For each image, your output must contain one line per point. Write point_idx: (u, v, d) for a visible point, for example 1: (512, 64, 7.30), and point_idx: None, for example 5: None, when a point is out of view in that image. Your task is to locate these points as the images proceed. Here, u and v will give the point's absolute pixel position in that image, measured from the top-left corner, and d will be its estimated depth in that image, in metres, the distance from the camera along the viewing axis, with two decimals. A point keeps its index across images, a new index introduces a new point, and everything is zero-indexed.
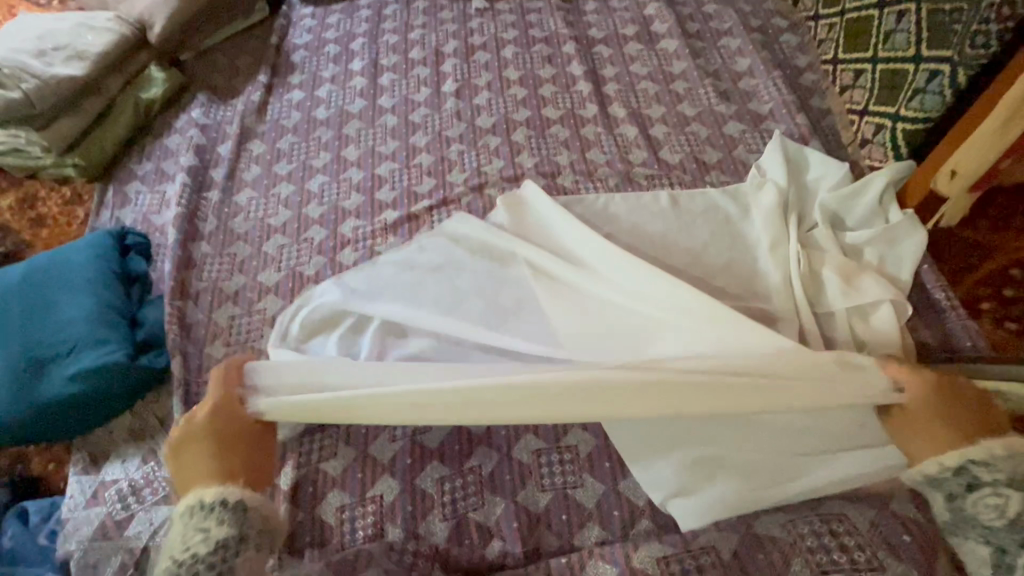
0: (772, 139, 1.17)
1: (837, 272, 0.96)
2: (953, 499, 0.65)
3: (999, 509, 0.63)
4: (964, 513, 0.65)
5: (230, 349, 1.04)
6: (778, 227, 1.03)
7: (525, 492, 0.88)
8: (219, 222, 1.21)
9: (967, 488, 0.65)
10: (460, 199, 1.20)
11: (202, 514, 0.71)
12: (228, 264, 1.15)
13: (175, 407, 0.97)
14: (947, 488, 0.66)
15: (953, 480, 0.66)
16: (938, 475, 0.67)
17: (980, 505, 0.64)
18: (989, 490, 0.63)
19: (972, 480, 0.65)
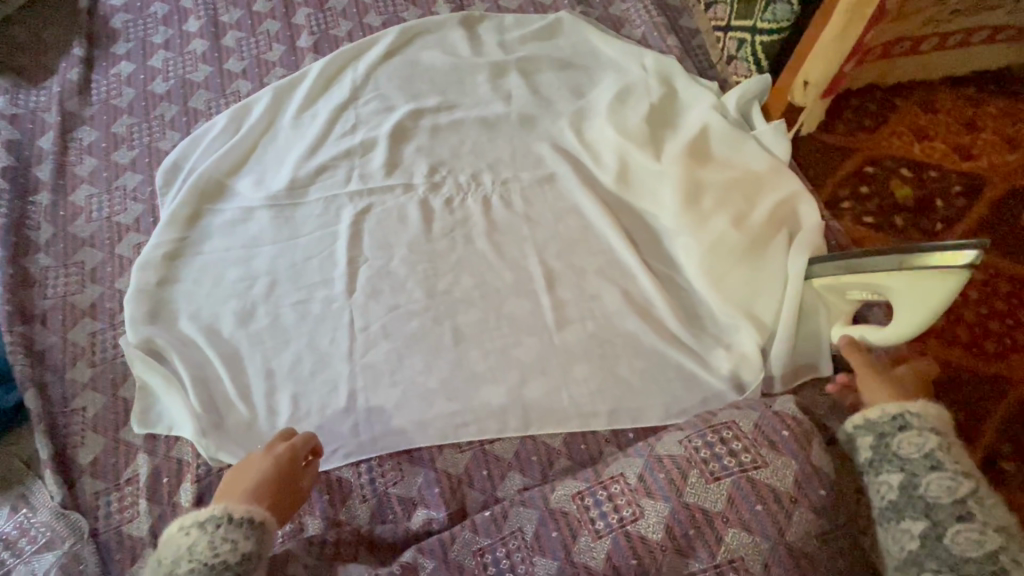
0: (634, 55, 1.19)
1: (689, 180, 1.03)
2: (921, 456, 0.68)
3: (946, 492, 0.65)
4: (916, 497, 0.67)
5: (97, 370, 0.93)
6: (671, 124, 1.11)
7: (443, 458, 0.88)
8: (56, 228, 1.04)
9: (928, 465, 0.67)
10: (334, 165, 1.10)
11: (192, 542, 0.65)
12: (76, 275, 1.01)
13: (42, 445, 0.86)
14: (908, 468, 0.68)
15: (902, 422, 0.70)
16: (915, 416, 0.70)
17: (961, 537, 0.63)
18: (935, 439, 0.68)
19: (938, 463, 0.67)
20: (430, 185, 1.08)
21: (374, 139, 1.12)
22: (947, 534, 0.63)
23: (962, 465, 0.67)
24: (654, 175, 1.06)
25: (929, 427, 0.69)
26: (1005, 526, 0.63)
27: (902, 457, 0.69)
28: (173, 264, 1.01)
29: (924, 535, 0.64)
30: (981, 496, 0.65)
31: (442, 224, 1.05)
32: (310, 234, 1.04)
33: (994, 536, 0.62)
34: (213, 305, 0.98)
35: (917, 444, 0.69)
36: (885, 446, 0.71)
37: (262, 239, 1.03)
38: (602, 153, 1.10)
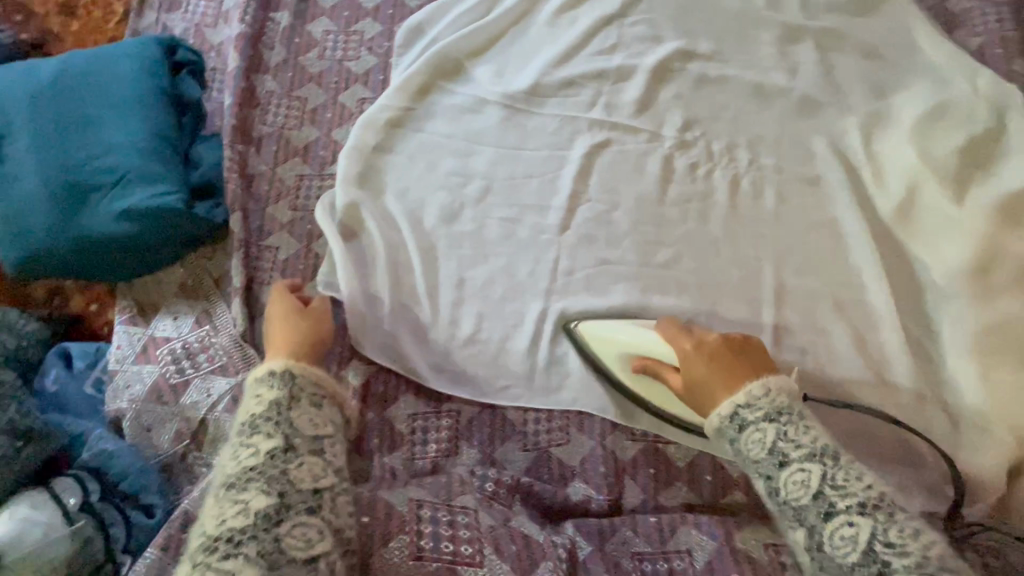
0: (964, 68, 0.97)
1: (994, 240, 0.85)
2: (768, 454, 0.60)
3: (806, 487, 0.58)
4: (787, 506, 0.59)
5: (297, 215, 0.90)
6: (988, 164, 0.90)
7: (614, 437, 0.80)
8: (288, 54, 0.99)
9: (778, 464, 0.59)
10: (583, 84, 0.97)
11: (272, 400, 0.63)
12: (297, 111, 0.96)
13: (236, 270, 0.84)
14: (762, 471, 0.60)
15: (739, 423, 0.63)
16: (745, 409, 0.63)
17: (837, 537, 0.56)
18: (772, 429, 0.61)
19: (785, 457, 0.60)
20: (678, 142, 0.95)
21: (632, 69, 0.98)
22: (826, 535, 0.57)
23: (813, 450, 0.59)
24: (948, 221, 0.87)
25: (761, 416, 0.62)
26: (868, 502, 0.56)
27: (753, 460, 0.61)
28: (393, 133, 0.94)
29: (810, 548, 0.58)
30: (831, 474, 0.58)
31: (678, 190, 0.93)
32: (538, 152, 0.94)
33: (864, 520, 0.56)
34: (420, 190, 0.91)
35: (758, 440, 0.61)
36: (738, 449, 0.63)
37: (487, 138, 0.94)
38: (887, 172, 0.93)
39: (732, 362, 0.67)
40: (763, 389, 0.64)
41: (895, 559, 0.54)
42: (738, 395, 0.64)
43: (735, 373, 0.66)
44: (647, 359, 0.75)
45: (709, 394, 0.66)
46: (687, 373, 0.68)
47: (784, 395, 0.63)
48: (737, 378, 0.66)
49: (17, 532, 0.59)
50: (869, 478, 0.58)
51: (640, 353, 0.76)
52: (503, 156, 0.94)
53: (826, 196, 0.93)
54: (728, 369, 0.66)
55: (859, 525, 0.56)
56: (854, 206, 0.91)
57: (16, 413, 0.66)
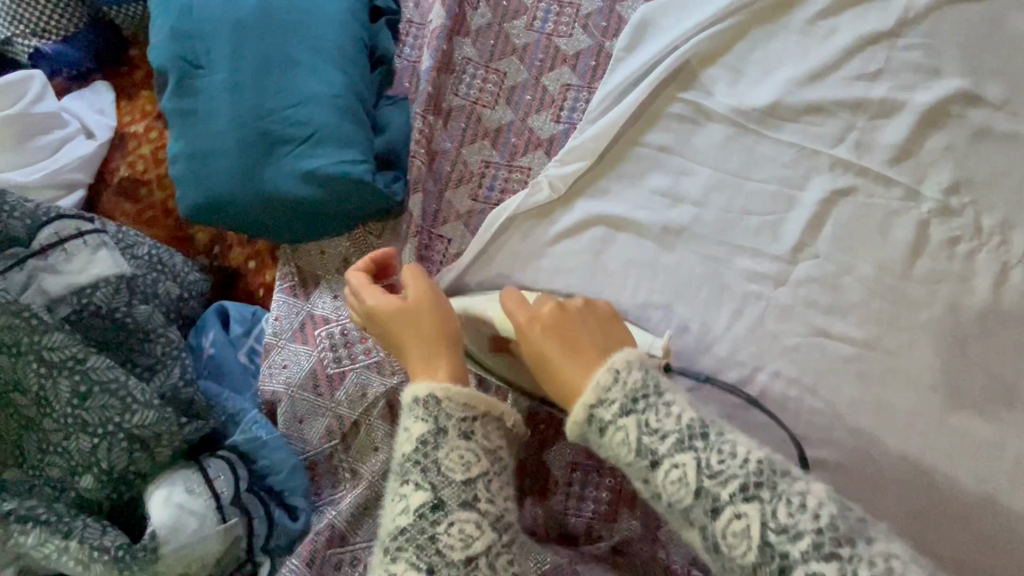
0: None
1: None
2: (636, 454, 0.46)
3: (685, 484, 0.44)
4: (674, 510, 0.45)
5: (476, 206, 0.80)
6: None
7: None
8: (493, 19, 0.87)
9: (650, 465, 0.45)
10: (830, 113, 0.81)
11: (420, 434, 0.50)
12: (493, 86, 0.85)
13: (407, 257, 0.76)
14: (637, 476, 0.47)
15: (600, 425, 0.48)
16: (599, 407, 0.48)
17: (728, 529, 0.42)
18: (633, 423, 0.46)
19: (657, 454, 0.45)
20: (939, 206, 0.78)
21: (896, 106, 0.81)
22: (717, 535, 0.43)
23: (678, 432, 0.45)
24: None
25: (619, 398, 0.47)
26: (749, 485, 0.43)
27: (625, 463, 0.47)
28: None
29: (662, 501, 0.46)
30: (707, 460, 0.44)
31: (930, 264, 0.76)
32: (761, 186, 0.79)
33: (753, 508, 0.42)
34: (617, 203, 0.79)
35: (622, 442, 0.46)
36: (594, 434, 0.49)
37: (703, 158, 0.80)
38: None
39: (577, 336, 0.53)
40: (622, 361, 0.49)
41: (793, 542, 0.40)
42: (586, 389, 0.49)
43: (574, 342, 0.53)
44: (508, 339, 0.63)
45: (553, 369, 0.53)
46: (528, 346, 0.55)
47: (637, 368, 0.49)
48: (586, 361, 0.52)
49: (174, 521, 0.55)
50: (749, 448, 0.44)
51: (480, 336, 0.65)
52: (718, 183, 0.79)
53: None
54: (559, 347, 0.53)
55: (750, 513, 0.42)
56: None
57: (180, 380, 0.62)
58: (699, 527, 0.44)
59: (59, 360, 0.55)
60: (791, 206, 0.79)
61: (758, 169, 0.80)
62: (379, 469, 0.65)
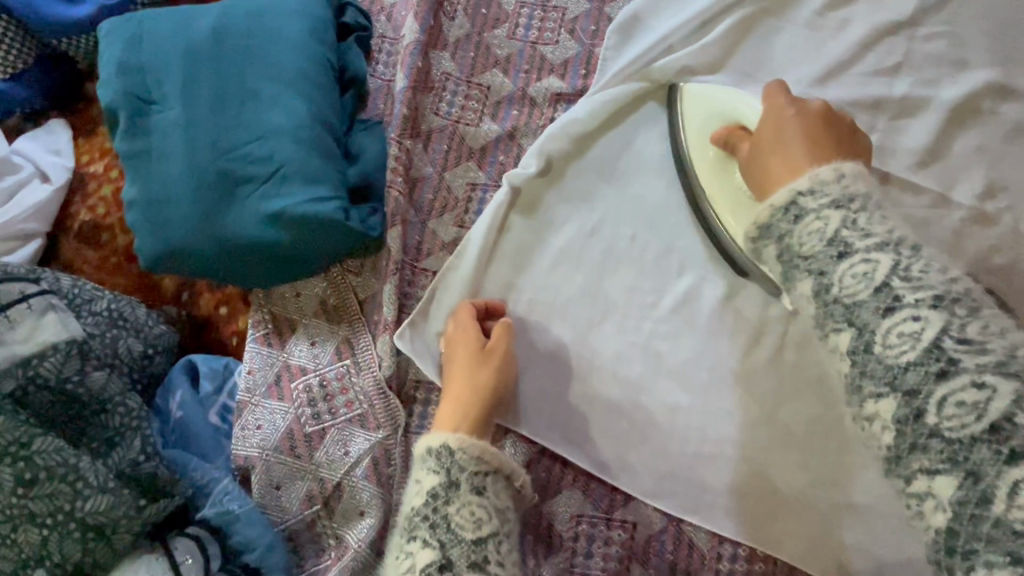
0: None
1: None
2: (824, 245, 0.37)
3: (866, 283, 0.35)
4: (835, 305, 0.36)
5: (463, 235, 0.74)
6: None
7: None
8: (473, 29, 0.80)
9: (836, 256, 0.36)
10: (850, 113, 0.73)
11: (429, 484, 0.46)
12: (476, 101, 0.78)
13: (388, 297, 0.69)
14: (846, 321, 0.35)
15: (796, 213, 0.39)
16: (806, 195, 0.39)
17: (892, 335, 0.33)
18: (837, 217, 0.37)
19: (924, 331, 0.32)
20: (974, 213, 0.70)
21: (918, 104, 0.73)
22: (875, 338, 0.34)
23: (838, 196, 0.38)
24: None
25: (828, 200, 0.39)
26: (948, 296, 0.33)
27: (800, 257, 0.38)
28: (591, 143, 0.74)
29: (853, 354, 0.35)
30: (958, 323, 0.32)
31: (966, 279, 0.68)
32: None
33: (941, 313, 0.32)
34: (615, 224, 0.72)
35: (815, 229, 0.38)
36: (787, 251, 0.39)
37: None
38: None
39: (824, 127, 0.49)
40: (836, 168, 0.41)
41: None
42: (800, 179, 0.41)
43: (807, 138, 0.48)
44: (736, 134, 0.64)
45: (763, 160, 0.50)
46: (766, 130, 0.52)
47: (862, 183, 0.40)
48: (816, 147, 0.47)
49: None
50: (1011, 337, 0.32)
51: (732, 121, 0.66)
52: None
53: None
54: (828, 134, 0.48)
55: (993, 391, 0.30)
56: None
57: (141, 453, 0.56)
58: (897, 390, 0.33)
59: (0, 446, 0.49)
60: None
61: None
62: (365, 537, 0.60)
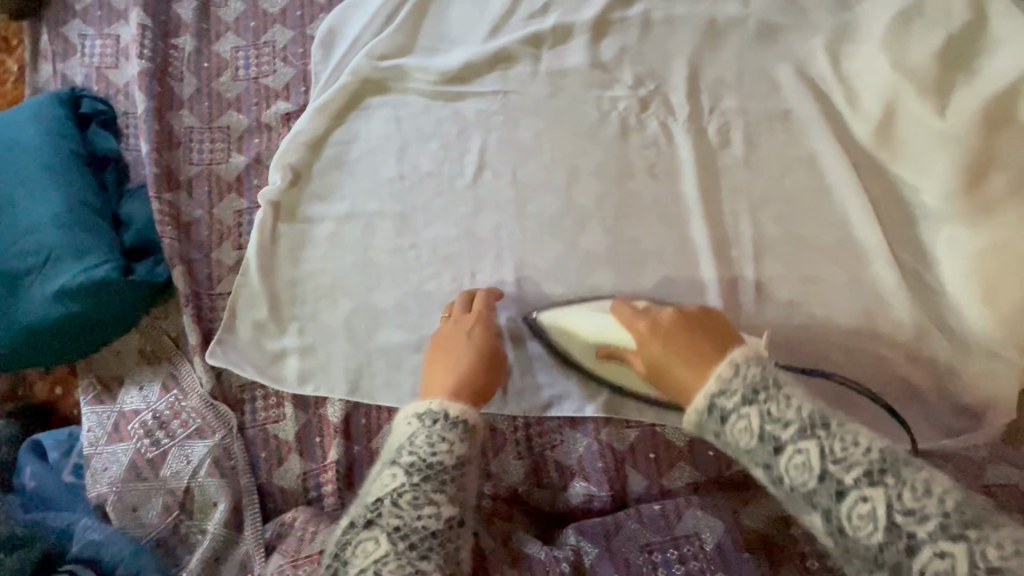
0: None
1: (974, 157, 0.77)
2: (756, 442, 0.54)
3: (808, 470, 0.51)
4: (797, 492, 0.52)
5: (243, 254, 0.85)
6: (962, 68, 0.82)
7: (609, 429, 0.77)
8: (200, 82, 0.92)
9: (774, 451, 0.53)
10: (517, 55, 0.90)
11: (414, 434, 0.62)
12: (222, 143, 0.89)
13: (190, 327, 0.81)
14: (760, 461, 0.54)
15: (719, 413, 0.56)
16: (721, 397, 0.56)
17: (796, 474, 0.52)
18: (815, 448, 0.51)
19: (841, 485, 0.50)
20: (630, 102, 0.88)
21: (570, 29, 0.90)
22: (781, 470, 0.52)
23: (743, 391, 0.56)
24: (936, 135, 0.79)
25: (738, 400, 0.55)
26: (873, 471, 0.49)
27: (745, 451, 0.55)
28: (323, 145, 0.88)
29: (777, 485, 0.53)
30: (829, 447, 0.51)
31: (638, 152, 0.86)
32: (482, 142, 0.88)
33: (877, 493, 0.49)
34: (362, 202, 0.86)
35: (745, 429, 0.54)
36: (726, 438, 0.56)
37: (425, 135, 0.88)
38: (861, 93, 0.85)
39: (680, 343, 0.63)
40: (732, 368, 0.58)
41: (919, 527, 0.47)
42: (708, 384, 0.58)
43: (688, 354, 0.62)
44: (615, 346, 0.70)
45: (668, 372, 0.62)
46: (646, 355, 0.66)
47: (755, 365, 0.57)
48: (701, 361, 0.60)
49: None
50: (866, 438, 0.51)
51: (600, 341, 0.72)
52: (445, 149, 0.88)
53: (794, 133, 0.86)
54: (678, 345, 0.63)
55: (953, 557, 0.45)
56: (821, 140, 0.84)
57: None
58: (819, 511, 0.51)
59: None
60: (514, 145, 0.88)
61: (479, 126, 0.89)
62: (221, 521, 0.73)
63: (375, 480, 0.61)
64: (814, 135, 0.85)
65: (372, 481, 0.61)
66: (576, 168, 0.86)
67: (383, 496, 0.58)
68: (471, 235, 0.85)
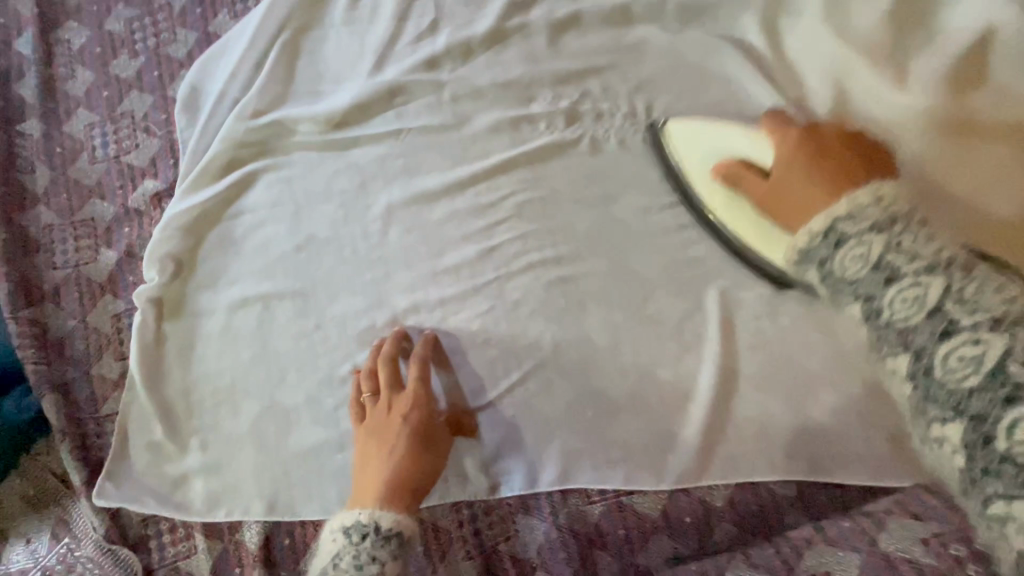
0: None
1: (941, 138, 0.67)
2: (915, 312, 0.42)
3: (970, 365, 0.39)
4: (949, 400, 0.40)
5: (127, 365, 0.74)
6: (917, 29, 0.70)
7: (568, 509, 0.67)
8: (54, 171, 0.80)
9: (883, 282, 0.44)
10: (409, 86, 0.78)
11: (339, 552, 0.57)
12: (88, 237, 0.78)
13: (73, 464, 0.70)
14: (863, 292, 0.45)
15: (881, 266, 0.44)
16: (895, 254, 0.44)
17: (953, 360, 0.40)
18: (975, 338, 0.39)
19: (1020, 390, 0.37)
20: (545, 120, 0.76)
21: (466, 47, 0.78)
22: (935, 361, 0.41)
23: (878, 220, 0.46)
24: (903, 111, 0.68)
25: (949, 284, 0.41)
26: (1013, 316, 0.39)
27: (953, 388, 0.40)
28: (202, 225, 0.76)
29: (915, 397, 0.42)
30: (959, 288, 0.41)
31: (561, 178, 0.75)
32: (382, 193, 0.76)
33: (997, 334, 0.38)
34: (255, 284, 0.74)
35: (972, 356, 0.39)
36: (832, 278, 0.47)
37: (317, 194, 0.76)
38: (806, 72, 0.73)
39: (815, 163, 0.59)
40: (889, 186, 0.48)
41: None
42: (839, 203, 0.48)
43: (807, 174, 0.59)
44: (747, 156, 0.66)
45: (786, 192, 0.60)
46: (777, 158, 0.62)
47: (903, 201, 0.46)
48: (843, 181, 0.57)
49: None
50: (1011, 289, 0.41)
51: (728, 154, 0.68)
52: (341, 208, 0.76)
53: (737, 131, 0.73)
54: (825, 170, 0.58)
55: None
56: None
57: None
58: (963, 415, 0.39)
59: None
60: (418, 190, 0.76)
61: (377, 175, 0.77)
62: None
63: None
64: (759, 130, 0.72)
65: None
66: (492, 208, 0.75)
67: None
68: (383, 304, 0.73)
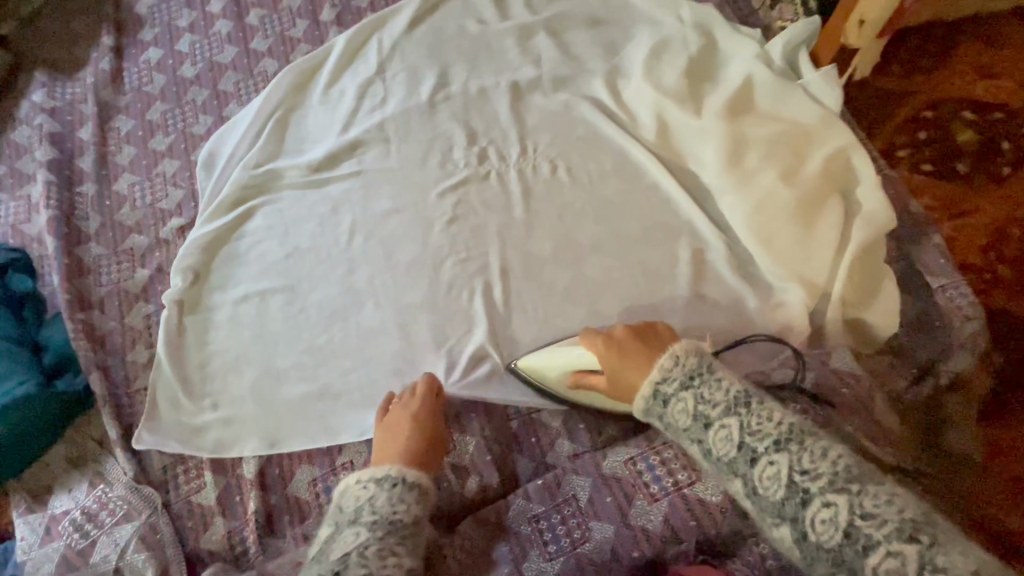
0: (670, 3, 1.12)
1: (729, 144, 0.97)
2: (692, 420, 0.66)
3: (777, 479, 0.60)
4: (721, 462, 0.64)
5: (154, 351, 0.97)
6: (706, 80, 1.05)
7: (493, 425, 0.89)
8: (104, 217, 1.07)
9: (704, 426, 0.65)
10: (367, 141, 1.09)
11: (373, 496, 0.69)
12: (128, 261, 1.03)
13: (110, 425, 0.90)
14: (694, 437, 0.67)
15: (663, 397, 0.69)
16: (663, 384, 0.70)
17: (764, 476, 0.61)
18: (734, 424, 0.64)
19: (756, 452, 0.62)
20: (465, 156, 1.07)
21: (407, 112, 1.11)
22: (710, 443, 0.65)
23: (681, 376, 0.69)
24: (701, 129, 1.00)
25: (677, 384, 0.69)
26: (834, 484, 0.57)
27: (684, 429, 0.68)
28: (215, 246, 1.03)
29: (749, 492, 0.62)
30: (746, 423, 0.64)
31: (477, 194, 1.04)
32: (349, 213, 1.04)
33: (782, 458, 0.60)
34: (255, 283, 1.00)
35: (725, 437, 0.64)
36: (669, 423, 0.69)
37: (301, 218, 1.04)
38: (639, 111, 1.06)
39: (635, 349, 0.75)
40: (673, 358, 0.71)
41: (884, 538, 0.53)
42: (654, 368, 0.71)
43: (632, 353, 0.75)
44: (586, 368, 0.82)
45: (619, 375, 0.76)
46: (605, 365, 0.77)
47: (692, 355, 0.70)
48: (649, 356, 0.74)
49: None
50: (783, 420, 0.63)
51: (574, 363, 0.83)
52: (319, 226, 1.04)
53: (597, 153, 1.04)
54: (636, 354, 0.75)
55: (836, 506, 0.56)
56: (618, 153, 1.03)
57: None
58: (786, 519, 0.59)
59: None
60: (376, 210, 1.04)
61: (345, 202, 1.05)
62: None
63: (334, 542, 0.66)
64: (613, 150, 1.04)
65: (333, 538, 0.67)
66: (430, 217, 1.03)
67: (350, 548, 0.63)
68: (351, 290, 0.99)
